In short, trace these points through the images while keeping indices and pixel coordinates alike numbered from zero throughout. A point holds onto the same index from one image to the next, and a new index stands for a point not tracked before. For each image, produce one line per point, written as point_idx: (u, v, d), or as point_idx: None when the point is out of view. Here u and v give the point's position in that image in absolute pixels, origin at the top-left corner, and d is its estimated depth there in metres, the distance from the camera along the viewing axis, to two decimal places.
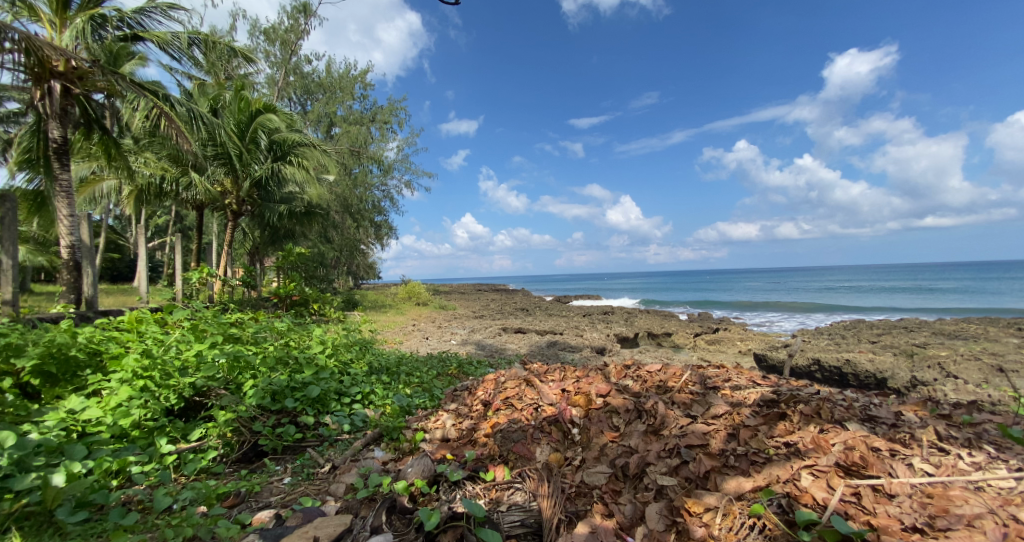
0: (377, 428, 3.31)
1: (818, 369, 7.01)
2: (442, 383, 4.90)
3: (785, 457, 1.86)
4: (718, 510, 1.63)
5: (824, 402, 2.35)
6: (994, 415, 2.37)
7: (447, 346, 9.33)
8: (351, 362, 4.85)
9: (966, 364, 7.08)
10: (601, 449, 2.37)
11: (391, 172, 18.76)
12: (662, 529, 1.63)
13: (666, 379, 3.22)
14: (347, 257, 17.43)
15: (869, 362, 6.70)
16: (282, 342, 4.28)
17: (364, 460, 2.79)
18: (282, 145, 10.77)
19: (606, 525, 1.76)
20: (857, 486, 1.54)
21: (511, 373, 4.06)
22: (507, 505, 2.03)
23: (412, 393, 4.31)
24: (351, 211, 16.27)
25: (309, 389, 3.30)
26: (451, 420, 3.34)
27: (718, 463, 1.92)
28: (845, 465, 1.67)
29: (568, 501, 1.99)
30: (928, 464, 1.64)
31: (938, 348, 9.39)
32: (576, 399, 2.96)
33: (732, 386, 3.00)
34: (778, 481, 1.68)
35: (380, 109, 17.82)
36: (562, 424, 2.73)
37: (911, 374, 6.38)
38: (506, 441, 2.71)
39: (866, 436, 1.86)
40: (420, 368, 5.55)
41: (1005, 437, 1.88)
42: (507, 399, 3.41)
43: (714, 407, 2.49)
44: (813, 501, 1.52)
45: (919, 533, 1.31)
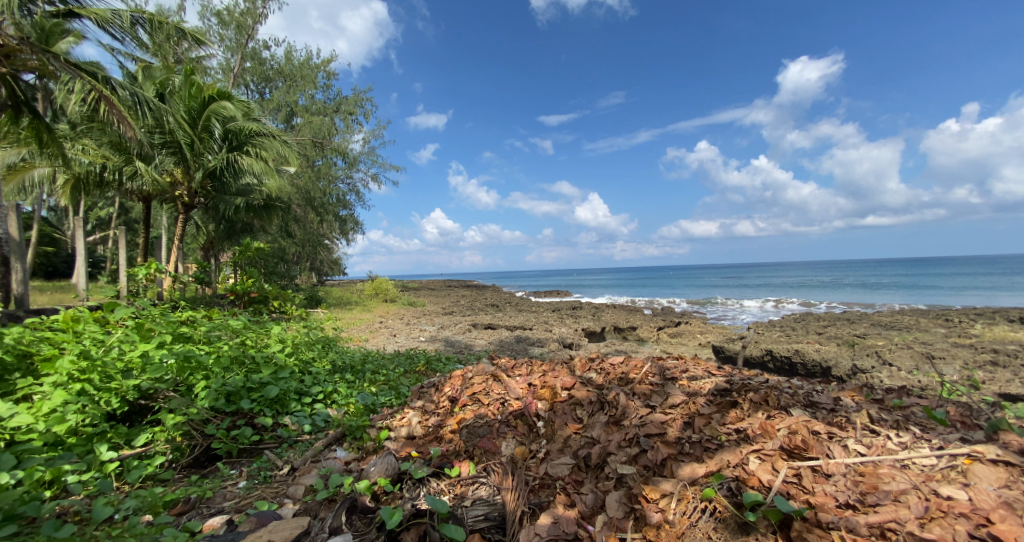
0: (340, 428, 3.23)
1: (771, 359, 7.42)
2: (408, 380, 4.83)
3: (735, 442, 1.96)
4: (673, 496, 1.70)
5: (772, 390, 2.48)
6: (921, 398, 2.58)
7: (416, 343, 9.20)
8: (312, 361, 4.70)
9: (899, 353, 7.68)
10: (565, 440, 2.42)
11: (357, 165, 18.22)
12: (621, 517, 1.68)
13: (628, 371, 3.31)
14: (310, 252, 16.77)
15: (816, 352, 7.15)
16: (237, 341, 4.09)
17: (325, 461, 2.72)
18: (238, 134, 10.21)
19: (568, 515, 1.80)
20: (799, 468, 1.64)
21: (479, 369, 4.05)
22: (471, 500, 2.04)
23: (377, 391, 4.22)
24: (314, 204, 15.63)
25: (268, 389, 3.17)
26: (417, 417, 3.31)
27: (674, 451, 2.00)
28: (788, 448, 1.78)
29: (532, 494, 2.02)
30: (862, 445, 1.77)
31: (876, 338, 10.13)
32: (542, 393, 3.01)
33: (689, 376, 3.12)
34: (729, 465, 1.77)
35: (345, 100, 17.22)
36: (527, 418, 2.76)
37: (852, 362, 6.86)
38: (472, 436, 2.71)
39: (808, 421, 1.99)
40: (386, 365, 5.45)
41: (929, 419, 2.05)
42: (474, 395, 3.40)
43: (672, 397, 2.59)
44: (759, 484, 1.61)
45: (851, 509, 1.42)
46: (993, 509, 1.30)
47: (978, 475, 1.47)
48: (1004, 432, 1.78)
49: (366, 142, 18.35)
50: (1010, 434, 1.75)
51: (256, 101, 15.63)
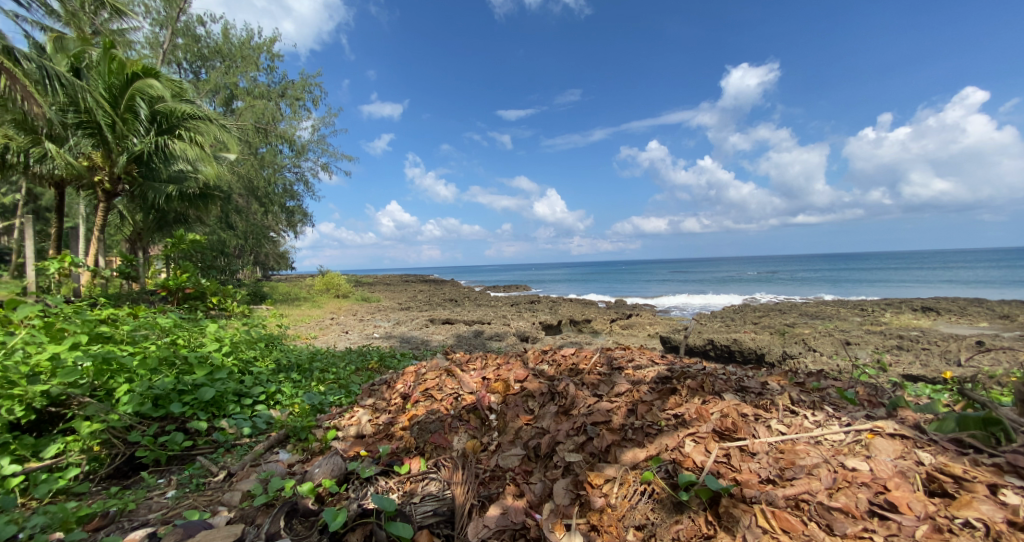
0: (283, 429, 3.08)
1: (712, 348, 7.92)
2: (360, 378, 4.69)
3: (673, 427, 2.07)
4: (615, 480, 1.78)
5: (708, 376, 2.64)
6: (835, 381, 2.85)
7: (369, 340, 8.95)
8: (253, 360, 4.44)
9: (822, 340, 8.43)
10: (516, 432, 2.44)
11: (305, 154, 17.32)
12: (567, 504, 1.73)
13: (578, 362, 3.40)
14: (253, 245, 15.76)
15: (752, 341, 7.69)
16: (167, 341, 3.78)
17: (266, 464, 2.58)
18: (169, 116, 9.34)
19: (517, 505, 1.83)
20: (728, 448, 1.77)
21: (432, 364, 4.00)
22: (420, 496, 2.02)
23: (326, 390, 4.06)
24: (256, 194, 14.69)
25: (202, 391, 2.96)
26: (367, 416, 3.22)
27: (618, 437, 2.08)
28: (720, 430, 1.90)
29: (482, 486, 2.03)
30: (783, 424, 1.93)
31: (803, 327, 11.06)
32: (495, 386, 3.02)
33: (634, 365, 3.26)
34: (667, 449, 1.87)
35: (291, 84, 16.27)
36: (480, 411, 2.76)
37: (783, 349, 7.45)
38: (423, 433, 2.68)
39: (738, 404, 2.13)
40: (336, 364, 5.24)
41: (841, 399, 2.26)
42: (426, 390, 3.36)
43: (618, 385, 2.69)
44: (693, 465, 1.72)
45: (772, 483, 1.54)
46: (889, 477, 1.47)
47: (878, 448, 1.64)
48: (902, 409, 2.00)
49: (315, 130, 17.48)
50: (907, 411, 1.97)
51: (190, 81, 14.42)
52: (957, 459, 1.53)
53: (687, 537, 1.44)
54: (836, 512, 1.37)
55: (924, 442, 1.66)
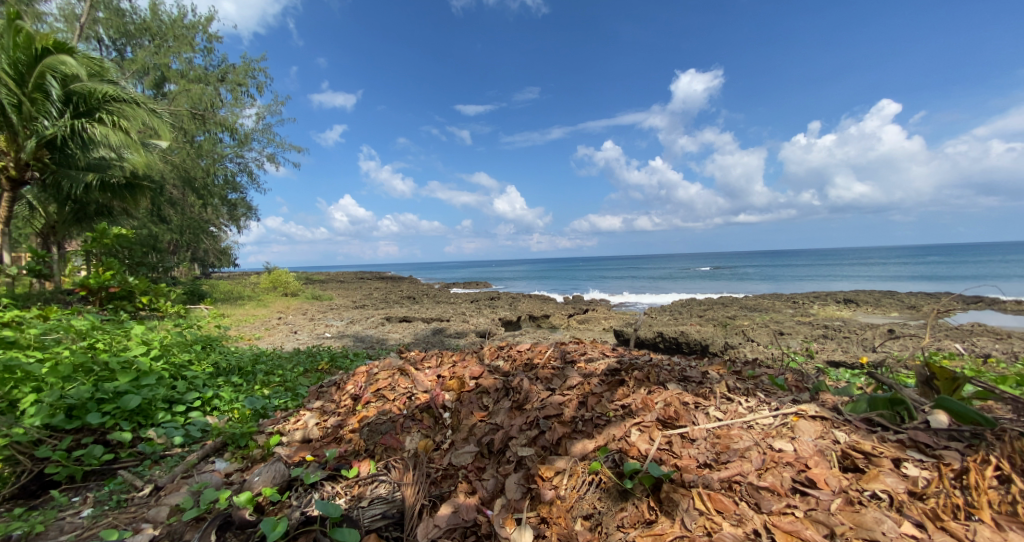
0: (220, 437, 2.88)
1: (661, 340, 8.31)
2: (308, 380, 4.48)
3: (621, 417, 2.14)
4: (565, 472, 1.81)
5: (654, 368, 2.76)
6: (768, 368, 3.06)
7: (321, 340, 8.59)
8: (187, 365, 4.12)
9: (759, 331, 9.08)
10: (470, 429, 2.43)
11: (249, 144, 16.28)
12: (518, 498, 1.74)
13: (532, 357, 3.44)
14: (190, 241, 14.62)
15: (698, 334, 8.13)
16: (84, 345, 3.42)
17: (201, 475, 2.41)
18: (87, 97, 8.46)
19: (469, 503, 1.81)
20: (669, 435, 1.85)
21: (385, 364, 3.90)
22: (368, 500, 1.97)
23: (270, 394, 3.85)
24: (193, 185, 13.61)
25: (126, 399, 2.71)
26: (314, 419, 3.09)
27: (569, 429, 2.12)
28: (663, 419, 1.99)
29: (433, 485, 2.00)
30: (720, 411, 2.04)
31: (743, 319, 11.86)
32: (450, 384, 2.99)
33: (586, 358, 3.34)
34: (614, 439, 1.93)
35: (231, 68, 15.18)
36: (433, 410, 2.72)
37: (725, 340, 7.94)
38: (374, 434, 2.61)
39: (680, 393, 2.24)
40: (282, 365, 4.98)
41: (772, 386, 2.43)
42: (378, 391, 3.26)
43: (570, 379, 2.75)
44: (637, 453, 1.79)
45: (708, 467, 1.63)
46: (810, 456, 1.60)
47: (802, 429, 1.78)
48: (823, 392, 2.18)
49: (259, 118, 16.47)
50: (827, 394, 2.15)
51: (114, 60, 13.11)
52: (867, 436, 1.69)
53: (630, 523, 1.49)
54: (764, 491, 1.47)
55: (841, 422, 1.81)
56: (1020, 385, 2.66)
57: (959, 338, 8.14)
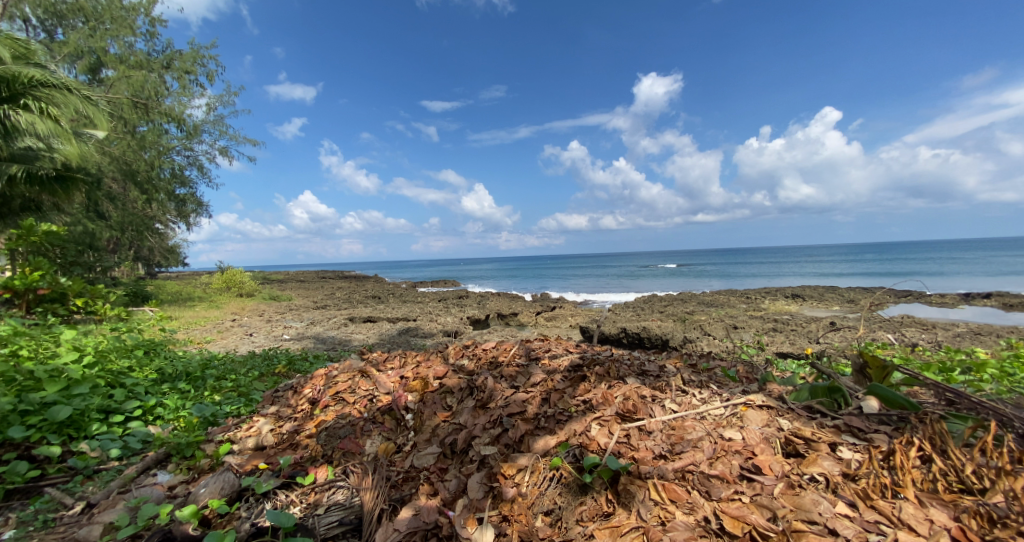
0: (163, 447, 2.70)
1: (624, 336, 8.53)
2: (264, 384, 4.27)
3: (582, 412, 2.17)
4: (527, 469, 1.81)
5: (614, 363, 2.82)
6: (721, 361, 3.20)
7: (278, 342, 8.23)
8: (126, 371, 3.84)
9: (715, 325, 9.52)
10: (433, 430, 2.40)
11: (199, 136, 15.36)
12: (480, 498, 1.73)
13: (497, 355, 3.44)
14: (132, 239, 13.60)
15: (659, 329, 8.41)
16: (4, 353, 3.12)
17: (140, 489, 2.25)
18: (10, 82, 7.67)
19: (430, 504, 1.78)
20: (628, 429, 1.90)
21: (345, 366, 3.77)
22: (325, 507, 1.91)
23: (221, 400, 3.65)
24: (135, 179, 12.53)
25: (54, 410, 2.49)
26: (269, 425, 2.95)
27: (531, 426, 2.13)
28: (622, 413, 2.04)
29: (393, 489, 1.96)
30: (675, 403, 2.12)
31: (701, 314, 12.38)
32: (413, 384, 2.94)
33: (550, 355, 3.38)
34: (575, 434, 1.96)
35: (178, 54, 14.25)
36: (395, 412, 2.67)
37: (684, 335, 8.26)
38: (332, 439, 2.53)
39: (638, 388, 2.30)
40: (235, 370, 4.73)
41: (725, 377, 2.55)
42: (338, 394, 3.16)
43: (534, 376, 2.76)
44: (597, 447, 1.82)
45: (663, 458, 1.69)
46: (757, 444, 1.68)
47: (750, 418, 1.86)
48: (770, 382, 2.30)
49: (210, 108, 15.56)
50: (773, 383, 2.27)
51: (42, 41, 11.99)
52: (808, 423, 1.79)
53: (589, 516, 1.51)
54: (715, 479, 1.53)
55: (785, 410, 1.92)
56: (940, 371, 2.92)
57: (890, 329, 8.86)
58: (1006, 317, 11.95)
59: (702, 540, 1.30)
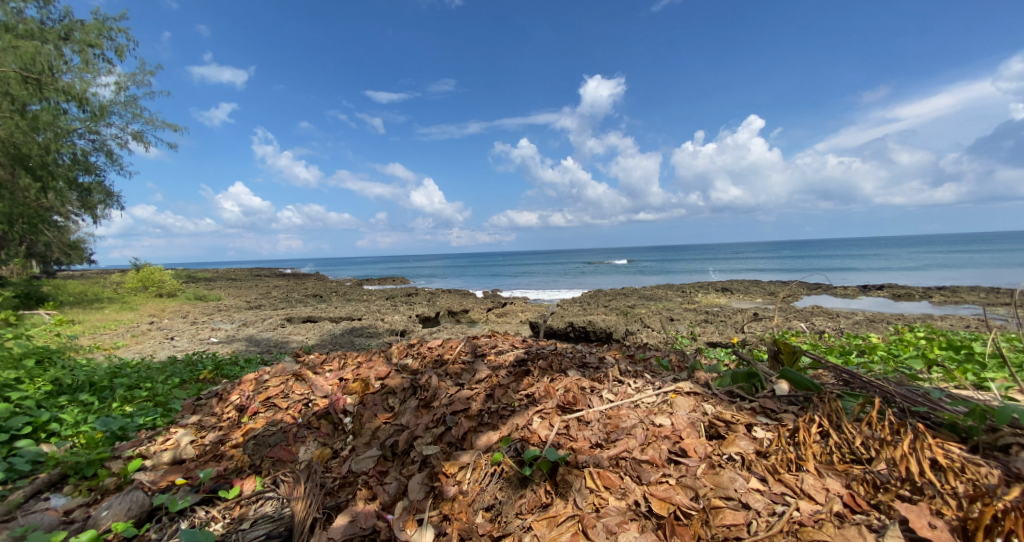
0: (59, 467, 2.39)
1: (571, 330, 8.78)
2: (185, 392, 3.91)
3: (524, 406, 2.19)
4: (468, 466, 1.81)
5: (557, 356, 2.89)
6: (656, 351, 3.39)
7: (205, 346, 7.58)
8: (12, 384, 3.34)
9: (655, 318, 10.07)
10: (374, 432, 2.32)
11: (106, 117, 13.65)
12: (420, 499, 1.71)
13: (442, 352, 3.39)
14: (22, 233, 11.85)
15: (604, 323, 8.74)
16: None
17: (27, 516, 1.98)
18: None
19: (367, 509, 1.72)
20: (567, 420, 1.95)
21: (278, 369, 3.54)
22: (251, 522, 1.80)
23: (134, 411, 3.29)
24: (27, 165, 10.91)
25: None
26: (189, 436, 2.71)
27: (475, 423, 2.12)
28: (563, 405, 2.09)
29: (328, 496, 1.87)
30: (611, 393, 2.20)
31: (642, 307, 13.04)
32: (352, 387, 2.82)
33: (495, 351, 3.38)
34: (517, 428, 1.97)
35: (78, 25, 12.56)
36: (332, 416, 2.55)
37: (627, 328, 8.66)
38: (261, 447, 2.36)
39: (579, 380, 2.37)
40: (151, 377, 4.29)
41: (658, 367, 2.69)
42: (269, 400, 2.96)
43: (479, 372, 2.75)
44: (538, 439, 1.85)
45: (599, 447, 1.75)
46: (684, 428, 1.79)
47: (678, 404, 1.98)
48: (697, 369, 2.47)
49: (120, 88, 13.89)
50: (700, 371, 2.43)
51: None
52: (728, 406, 1.94)
53: (528, 508, 1.52)
54: (645, 463, 1.60)
55: (709, 395, 2.06)
56: (840, 354, 3.30)
57: (803, 318, 9.88)
58: (895, 305, 13.75)
59: (632, 523, 1.37)
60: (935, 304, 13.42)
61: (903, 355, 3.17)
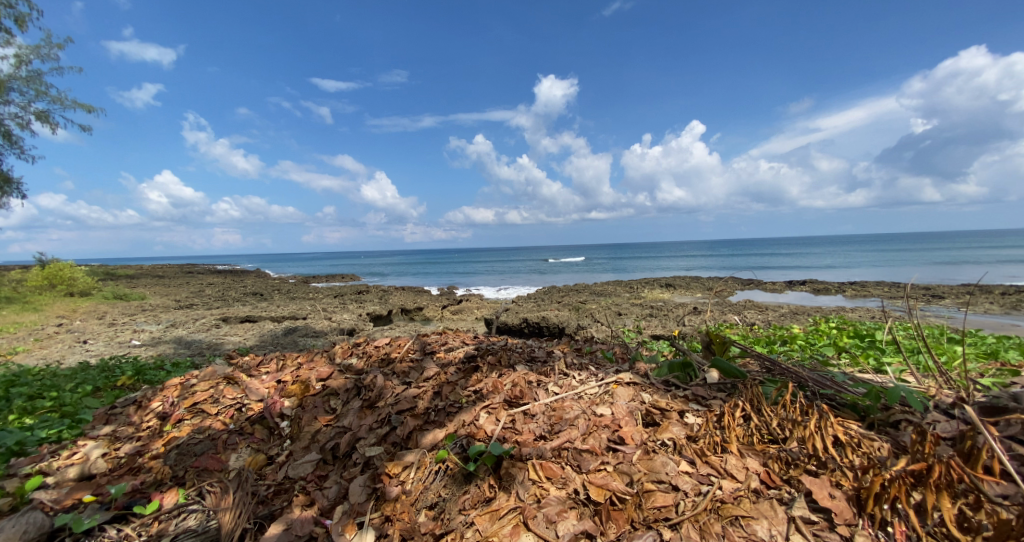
0: None
1: (525, 326, 8.85)
2: (99, 400, 3.52)
3: (472, 402, 2.18)
4: (412, 465, 1.77)
5: (506, 351, 2.91)
6: (602, 344, 3.51)
7: (125, 350, 6.89)
8: None
9: (605, 313, 10.40)
10: (313, 436, 2.22)
11: (3, 93, 11.97)
12: (362, 501, 1.65)
13: (389, 351, 3.30)
14: None
15: (556, 318, 8.90)
16: None
17: None
18: None
19: (304, 516, 1.64)
20: (513, 414, 1.97)
21: (208, 372, 3.28)
22: (172, 537, 1.67)
23: (35, 424, 2.92)
24: None
25: None
26: (101, 449, 2.45)
27: (421, 422, 2.09)
28: (509, 400, 2.10)
29: (261, 505, 1.76)
30: (557, 386, 2.24)
31: (593, 303, 13.42)
32: (291, 389, 2.67)
33: (445, 348, 3.34)
34: (463, 424, 1.96)
35: None
36: (268, 420, 2.41)
37: (579, 323, 8.87)
38: (185, 457, 2.19)
39: (526, 375, 2.39)
40: (58, 386, 3.83)
41: (603, 359, 2.79)
42: (196, 406, 2.73)
43: (427, 370, 2.70)
44: (483, 435, 1.85)
45: (542, 439, 1.78)
46: (623, 417, 1.86)
47: (619, 394, 2.05)
48: (638, 361, 2.58)
49: (20, 60, 12.23)
50: (641, 362, 2.54)
51: None
52: (664, 395, 2.04)
53: (471, 504, 1.51)
54: (586, 453, 1.65)
55: (647, 385, 2.15)
56: (765, 343, 3.59)
57: (738, 311, 10.62)
58: (816, 299, 15.13)
59: (571, 511, 1.41)
60: (849, 298, 14.91)
61: (818, 344, 3.50)
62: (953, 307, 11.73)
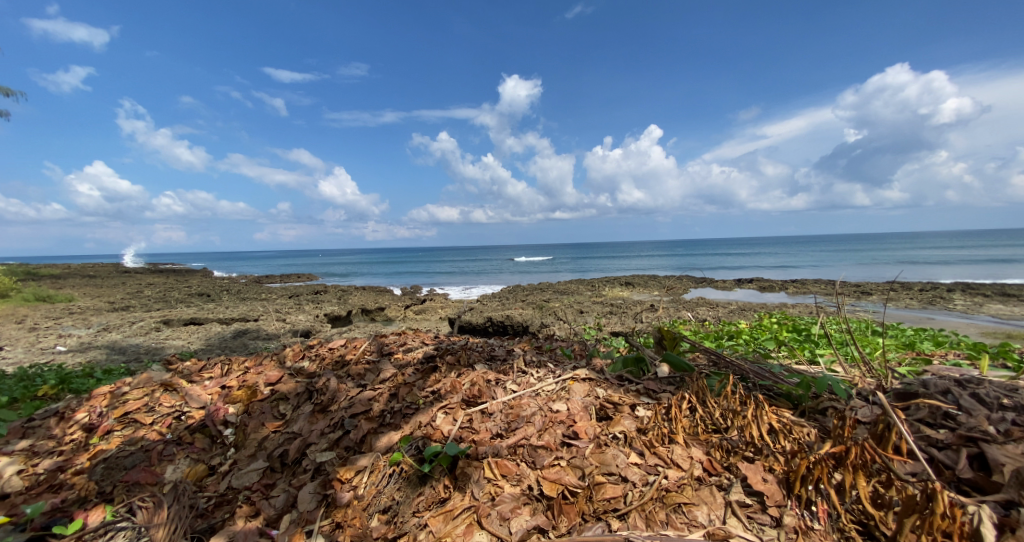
0: None
1: (489, 324, 8.85)
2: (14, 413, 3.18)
3: (429, 403, 2.15)
4: (366, 469, 1.72)
5: (465, 350, 2.89)
6: (560, 341, 3.56)
7: (49, 357, 6.26)
8: None
9: (567, 311, 10.57)
10: (260, 443, 2.11)
11: None
12: (311, 509, 1.59)
13: (345, 353, 3.19)
14: None
15: (519, 317, 8.95)
16: None
17: None
18: None
19: (247, 527, 1.56)
20: (470, 413, 1.96)
21: (143, 379, 3.04)
22: None
23: None
24: None
25: None
26: (14, 466, 2.21)
27: (376, 424, 2.03)
28: (467, 400, 2.09)
29: (199, 518, 1.66)
30: (514, 384, 2.25)
31: (556, 301, 13.63)
32: (236, 395, 2.53)
33: (403, 348, 3.28)
34: (418, 426, 1.93)
35: None
36: (211, 428, 2.27)
37: (542, 321, 8.99)
38: (114, 471, 2.02)
39: (485, 374, 2.38)
40: None
41: (561, 355, 2.83)
42: (128, 416, 2.53)
43: (383, 372, 2.63)
44: (439, 435, 1.83)
45: (498, 437, 1.78)
46: (577, 413, 1.89)
47: (574, 390, 2.09)
48: (595, 357, 2.63)
49: None
50: (597, 358, 2.59)
51: None
52: (617, 389, 2.10)
53: (425, 506, 1.49)
54: (541, 448, 1.67)
55: (602, 380, 2.20)
56: (714, 339, 3.78)
57: (692, 308, 11.13)
58: (762, 296, 16.12)
59: (524, 507, 1.42)
60: (791, 294, 16.01)
61: (763, 338, 3.73)
62: (879, 303, 12.86)
